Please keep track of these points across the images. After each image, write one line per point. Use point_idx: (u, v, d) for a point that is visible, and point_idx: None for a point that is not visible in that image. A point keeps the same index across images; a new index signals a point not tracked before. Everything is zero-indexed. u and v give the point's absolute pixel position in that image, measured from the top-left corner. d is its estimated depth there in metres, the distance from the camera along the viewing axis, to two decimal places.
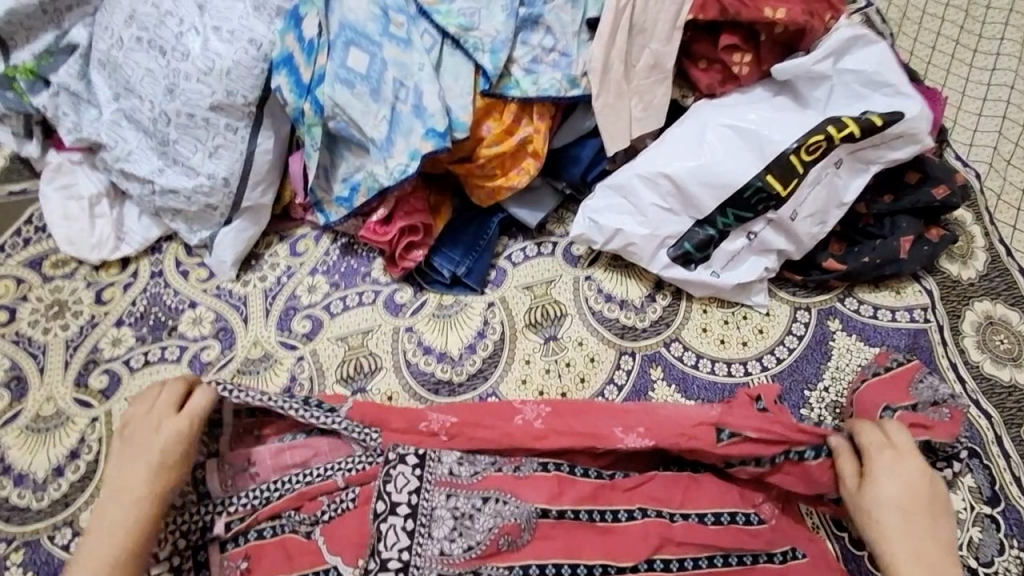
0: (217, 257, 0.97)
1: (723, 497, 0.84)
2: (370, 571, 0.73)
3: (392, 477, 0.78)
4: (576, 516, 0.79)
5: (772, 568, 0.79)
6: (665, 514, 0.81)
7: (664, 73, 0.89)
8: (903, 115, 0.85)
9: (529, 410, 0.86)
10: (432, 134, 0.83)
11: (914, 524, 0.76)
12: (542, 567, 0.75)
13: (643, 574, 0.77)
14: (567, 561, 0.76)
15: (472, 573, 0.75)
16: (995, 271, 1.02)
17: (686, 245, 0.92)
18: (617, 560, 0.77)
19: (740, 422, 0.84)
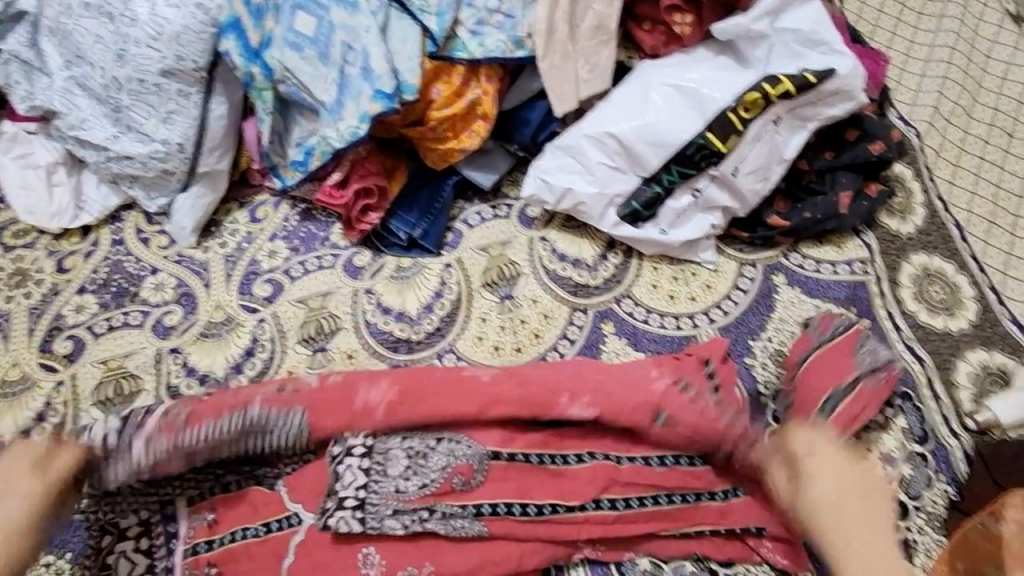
0: (177, 223, 0.99)
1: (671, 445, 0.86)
2: (326, 510, 0.76)
3: (340, 473, 0.78)
4: (526, 459, 0.82)
5: (715, 506, 0.84)
6: (612, 458, 0.84)
7: (608, 34, 0.92)
8: (837, 71, 0.88)
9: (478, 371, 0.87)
10: (380, 96, 0.85)
11: (841, 493, 0.78)
12: (494, 505, 0.79)
13: (590, 513, 0.81)
14: (518, 501, 0.80)
15: (426, 510, 0.78)
16: (933, 225, 1.07)
17: (633, 203, 0.95)
18: (565, 500, 0.81)
19: (680, 409, 0.84)
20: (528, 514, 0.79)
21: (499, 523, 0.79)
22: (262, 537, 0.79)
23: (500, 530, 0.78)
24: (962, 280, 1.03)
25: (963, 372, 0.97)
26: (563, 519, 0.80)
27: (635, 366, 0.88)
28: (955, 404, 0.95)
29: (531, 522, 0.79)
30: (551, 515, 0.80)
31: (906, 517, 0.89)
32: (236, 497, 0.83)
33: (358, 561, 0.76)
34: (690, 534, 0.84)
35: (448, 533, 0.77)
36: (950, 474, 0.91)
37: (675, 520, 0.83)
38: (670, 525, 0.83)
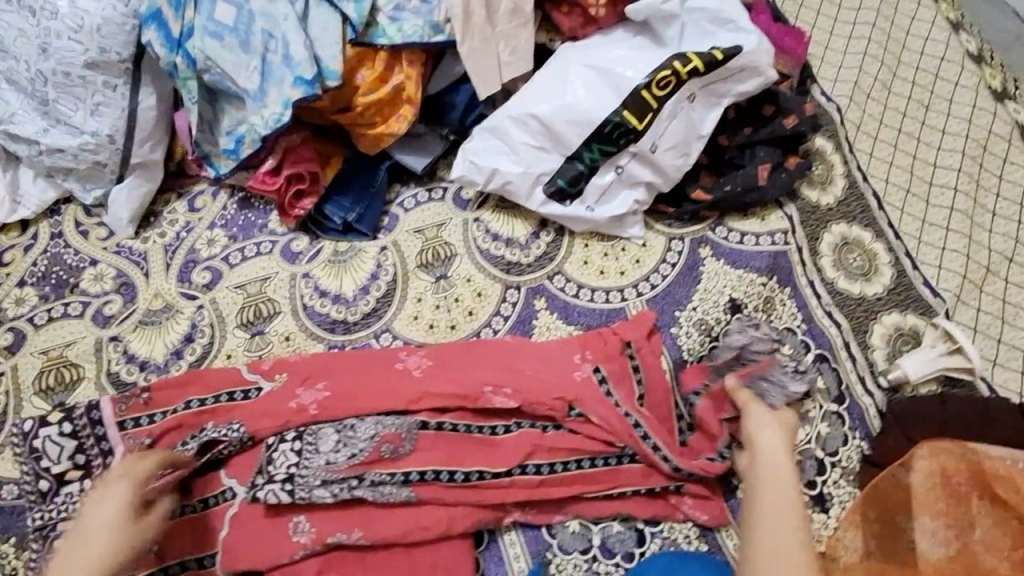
0: (113, 214, 1.01)
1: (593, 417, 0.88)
2: (256, 485, 0.80)
3: (273, 457, 0.82)
4: (454, 428, 0.86)
5: (637, 467, 0.88)
6: (538, 425, 0.88)
7: (525, 17, 0.95)
8: (742, 47, 0.92)
9: (411, 356, 0.90)
10: (301, 82, 0.88)
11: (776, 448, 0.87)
12: (422, 472, 0.82)
13: (516, 477, 0.85)
14: (445, 468, 0.83)
15: (356, 478, 0.81)
16: (852, 196, 1.11)
17: (559, 181, 0.98)
18: (491, 466, 0.84)
19: (594, 405, 0.88)
20: (455, 480, 0.83)
21: (427, 488, 0.82)
22: (199, 513, 0.82)
23: (427, 495, 0.82)
24: (879, 247, 1.08)
25: (878, 334, 1.01)
26: (489, 484, 0.84)
27: (561, 356, 0.92)
28: (870, 364, 1.00)
29: (458, 488, 0.83)
30: (477, 481, 0.84)
31: (822, 472, 0.94)
32: (165, 477, 0.84)
33: (289, 530, 0.80)
34: (614, 495, 0.87)
35: (376, 500, 0.81)
36: (864, 429, 0.96)
37: (598, 481, 0.87)
38: (594, 488, 0.87)
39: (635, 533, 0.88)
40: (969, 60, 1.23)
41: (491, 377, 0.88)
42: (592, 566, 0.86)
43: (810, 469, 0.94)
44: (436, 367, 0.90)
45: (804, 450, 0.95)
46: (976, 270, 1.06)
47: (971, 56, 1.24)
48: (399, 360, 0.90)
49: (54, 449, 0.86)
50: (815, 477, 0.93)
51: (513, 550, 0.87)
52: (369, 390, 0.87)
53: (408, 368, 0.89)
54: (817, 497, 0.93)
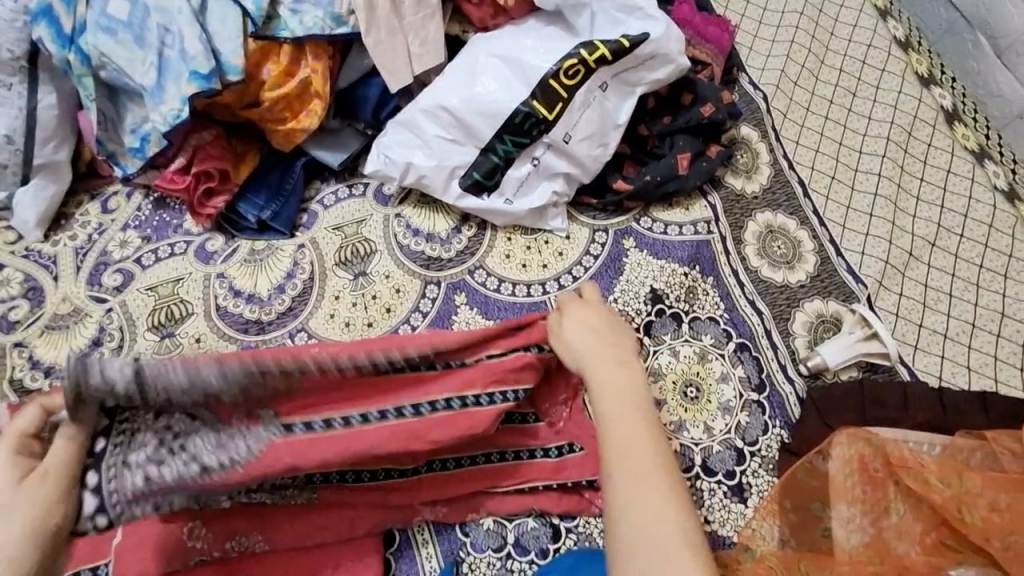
0: (19, 218, 0.98)
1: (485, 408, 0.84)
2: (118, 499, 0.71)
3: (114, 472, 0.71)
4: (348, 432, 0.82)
5: (550, 461, 0.89)
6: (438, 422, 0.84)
7: (432, 7, 0.94)
8: (650, 35, 0.91)
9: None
10: (197, 77, 0.86)
11: (617, 381, 0.81)
12: (323, 477, 0.80)
13: (423, 475, 0.85)
14: (351, 470, 0.81)
15: (252, 485, 0.77)
16: (778, 183, 1.11)
17: (475, 174, 0.97)
18: (398, 465, 0.82)
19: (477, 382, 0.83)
20: (362, 481, 0.82)
21: (332, 490, 0.81)
22: None
23: (330, 496, 0.81)
24: (804, 234, 1.07)
25: (800, 321, 1.01)
26: (396, 483, 0.84)
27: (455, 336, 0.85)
28: (791, 351, 0.99)
29: (362, 488, 0.83)
30: (384, 480, 0.83)
31: (741, 462, 0.93)
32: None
33: (183, 536, 0.77)
34: (525, 489, 0.88)
35: (276, 502, 0.79)
36: (784, 418, 0.96)
37: (508, 474, 0.87)
38: (505, 483, 0.87)
39: (550, 528, 0.88)
40: (896, 46, 1.23)
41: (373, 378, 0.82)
42: (505, 564, 0.86)
43: (729, 460, 0.93)
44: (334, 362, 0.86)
45: (723, 440, 0.94)
46: (899, 256, 1.06)
47: (899, 42, 1.23)
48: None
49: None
50: (734, 467, 0.93)
51: (425, 549, 0.87)
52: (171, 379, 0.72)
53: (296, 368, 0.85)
54: (735, 487, 0.92)
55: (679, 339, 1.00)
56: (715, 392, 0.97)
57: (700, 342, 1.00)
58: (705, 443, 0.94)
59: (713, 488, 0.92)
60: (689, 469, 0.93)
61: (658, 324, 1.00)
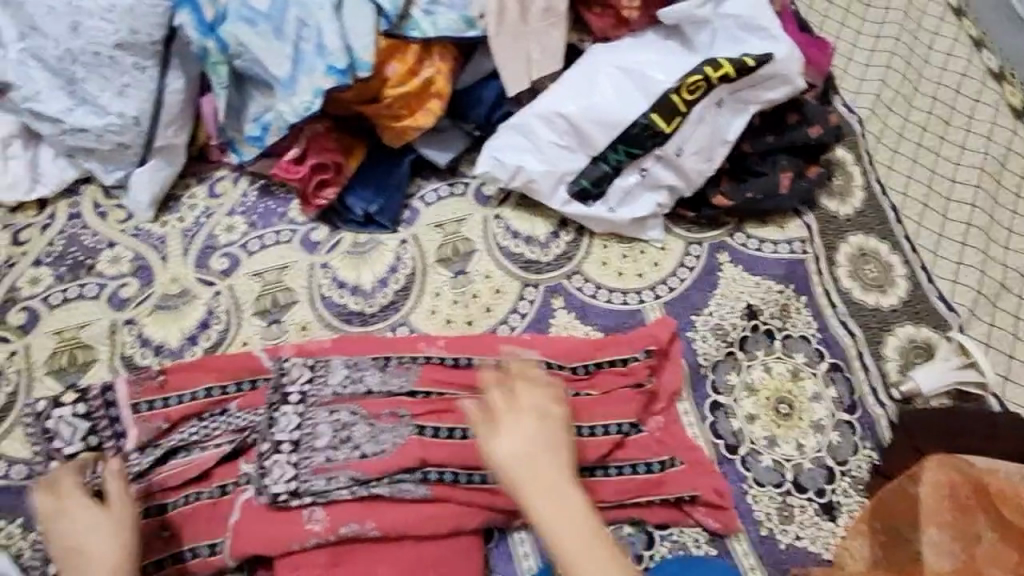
0: (133, 198, 1.00)
1: (580, 412, 0.90)
2: (262, 453, 0.84)
3: (277, 419, 0.86)
4: (462, 434, 0.86)
5: (651, 475, 0.90)
6: None
7: (557, 16, 0.95)
8: (773, 55, 0.93)
9: (430, 346, 0.94)
10: (333, 71, 0.88)
11: (564, 501, 0.73)
12: (440, 473, 0.84)
13: None
14: (465, 469, 0.85)
15: (376, 479, 0.83)
16: (870, 207, 1.12)
17: (583, 182, 0.99)
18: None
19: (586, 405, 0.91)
20: (473, 483, 0.85)
21: (446, 488, 0.84)
22: (215, 499, 0.84)
23: (444, 494, 0.84)
24: (896, 259, 1.08)
25: (892, 345, 1.02)
26: (503, 488, 0.86)
27: (567, 351, 0.96)
28: (883, 375, 1.00)
29: (474, 489, 0.85)
30: (491, 483, 0.85)
31: (831, 481, 0.95)
32: (186, 464, 0.85)
33: (303, 518, 0.82)
34: (627, 502, 0.89)
35: (392, 495, 0.83)
36: (874, 439, 0.97)
37: (610, 488, 0.88)
38: (607, 496, 0.88)
39: (645, 535, 0.89)
40: (990, 77, 1.24)
41: (482, 381, 0.92)
42: None
43: (820, 478, 0.95)
44: (449, 361, 0.92)
45: (814, 457, 0.96)
46: (990, 286, 1.08)
47: (993, 73, 1.24)
48: (407, 356, 0.92)
49: (68, 430, 0.86)
50: (825, 485, 0.94)
51: (521, 549, 0.88)
52: (329, 359, 0.90)
53: (411, 364, 0.91)
54: (826, 505, 0.94)
55: (772, 355, 1.01)
56: (807, 409, 0.98)
57: (792, 359, 1.01)
58: (797, 459, 0.95)
59: (804, 505, 0.93)
60: (780, 484, 0.94)
61: (752, 339, 1.02)
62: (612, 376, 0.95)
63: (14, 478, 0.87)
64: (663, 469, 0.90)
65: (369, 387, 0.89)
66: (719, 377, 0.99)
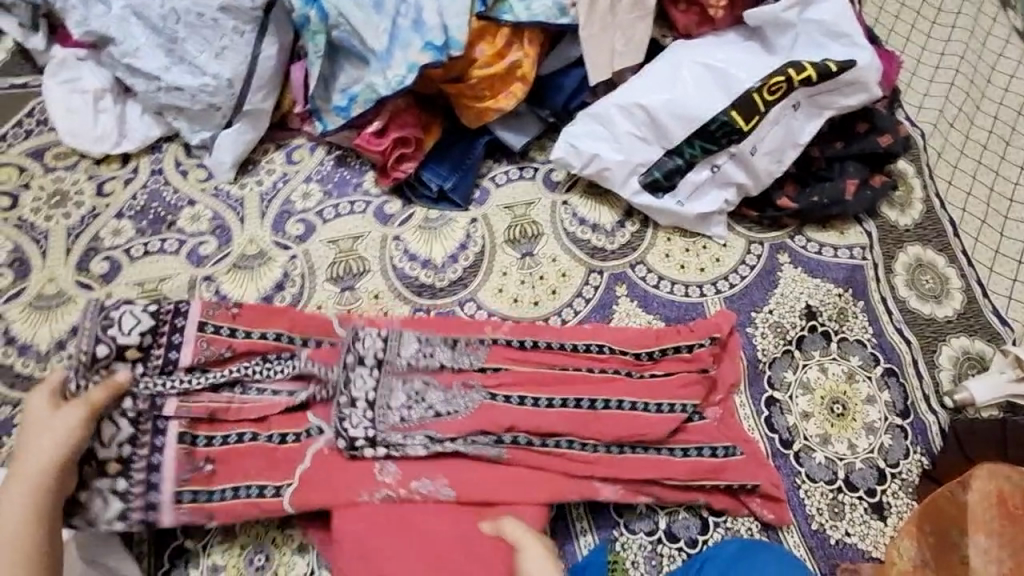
0: (216, 158, 1.03)
1: (647, 392, 0.92)
2: (342, 404, 0.87)
3: (352, 378, 0.88)
4: (535, 403, 0.90)
5: (713, 461, 0.91)
6: (613, 403, 0.90)
7: (646, 10, 0.98)
8: (856, 62, 0.96)
9: (496, 330, 0.96)
10: (430, 48, 0.92)
11: None
12: (515, 437, 0.88)
13: (599, 457, 0.89)
14: (538, 436, 0.88)
15: (452, 438, 0.87)
16: (929, 220, 1.13)
17: (655, 173, 1.01)
18: (581, 437, 0.88)
19: (654, 388, 0.93)
20: (547, 446, 0.88)
21: (521, 451, 0.87)
22: (273, 446, 0.87)
23: (518, 456, 0.87)
24: (952, 272, 1.10)
25: (946, 354, 1.04)
26: (577, 458, 0.88)
27: (630, 336, 0.97)
28: (936, 384, 1.02)
29: (547, 453, 0.88)
30: (563, 450, 0.88)
31: (882, 482, 0.97)
32: (244, 405, 0.88)
33: (375, 470, 0.85)
34: (693, 484, 0.91)
35: (470, 453, 0.87)
36: (926, 445, 0.99)
37: (679, 469, 0.90)
38: (675, 475, 0.90)
39: (699, 520, 0.92)
40: None
41: (550, 360, 0.94)
42: (655, 548, 0.91)
43: (871, 478, 0.97)
44: (515, 344, 0.94)
45: (866, 458, 0.98)
46: None
47: None
48: (475, 337, 0.94)
49: (132, 321, 0.87)
50: (875, 485, 0.97)
51: (579, 523, 0.92)
52: (399, 332, 0.92)
53: (479, 344, 0.93)
54: (875, 504, 0.96)
55: (828, 356, 1.03)
56: (861, 411, 1.00)
57: (848, 362, 1.03)
58: (849, 459, 0.98)
59: (854, 503, 0.95)
60: (831, 481, 0.96)
61: (809, 339, 1.04)
62: (678, 362, 0.97)
63: None
64: (728, 455, 0.92)
65: (441, 362, 0.91)
66: (774, 371, 1.02)
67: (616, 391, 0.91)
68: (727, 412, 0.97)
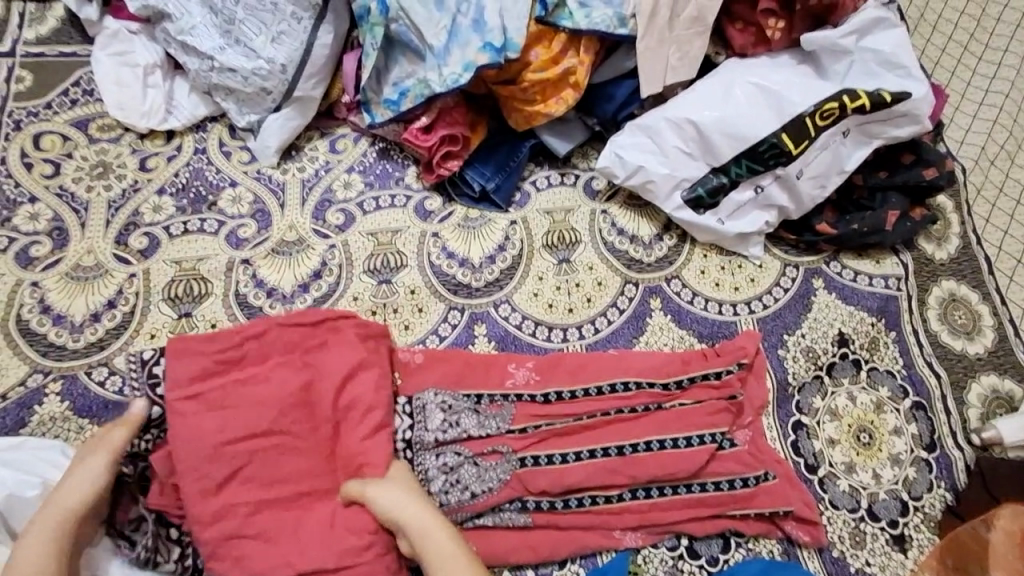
0: (262, 142, 1.03)
1: (675, 425, 0.93)
2: None
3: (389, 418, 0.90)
4: (563, 459, 0.90)
5: (746, 490, 0.92)
6: (638, 447, 0.91)
7: (704, 26, 0.98)
8: (911, 94, 0.95)
9: (519, 369, 0.96)
10: (488, 49, 0.91)
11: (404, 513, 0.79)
12: (539, 501, 0.89)
13: (627, 502, 0.91)
14: (570, 495, 0.90)
15: (486, 508, 0.89)
16: (965, 255, 1.13)
17: (700, 190, 1.01)
18: (607, 490, 0.90)
19: (681, 428, 0.93)
20: (583, 505, 0.90)
21: (556, 516, 0.90)
22: None
23: (543, 521, 0.89)
24: (985, 309, 1.10)
25: (975, 392, 1.04)
26: (603, 509, 0.90)
27: (657, 366, 0.97)
28: (963, 419, 1.02)
29: (579, 512, 0.90)
30: (589, 506, 0.90)
31: (904, 514, 0.97)
32: None
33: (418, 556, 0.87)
34: (724, 513, 0.92)
35: (496, 524, 0.89)
36: (950, 481, 0.99)
37: (708, 504, 0.92)
38: (706, 509, 0.92)
39: (721, 539, 0.93)
40: None
41: (576, 409, 0.94)
42: (677, 563, 0.91)
43: (894, 510, 0.97)
44: (539, 398, 0.94)
45: (890, 489, 0.98)
46: None
47: None
48: (497, 394, 0.94)
49: None
50: (898, 517, 0.97)
51: None
52: (424, 401, 0.91)
53: (503, 402, 0.93)
54: (897, 536, 0.96)
55: (857, 385, 1.03)
56: (887, 442, 1.01)
57: (877, 392, 1.03)
58: (872, 489, 0.98)
59: (876, 533, 0.96)
60: (855, 509, 0.97)
61: (840, 366, 1.04)
62: (706, 390, 0.97)
63: (126, 395, 0.90)
64: (758, 482, 0.93)
65: (467, 431, 0.90)
66: (803, 399, 1.02)
67: (640, 431, 0.93)
68: (755, 443, 0.97)
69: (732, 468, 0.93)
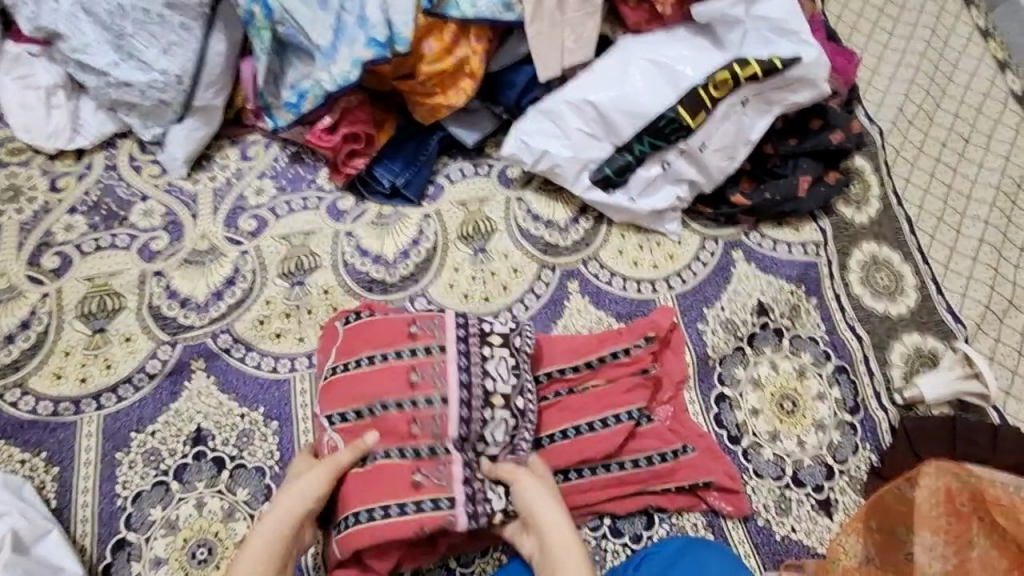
0: (169, 154, 1.03)
1: (590, 408, 0.93)
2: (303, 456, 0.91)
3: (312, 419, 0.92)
4: None
5: (664, 465, 0.92)
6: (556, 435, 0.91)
7: (594, 6, 0.99)
8: (802, 59, 0.95)
9: None
10: (374, 44, 0.92)
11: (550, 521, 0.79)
12: None
13: None
14: None
15: None
16: (886, 217, 1.13)
17: (606, 169, 1.01)
18: None
19: (596, 409, 0.93)
20: None
21: None
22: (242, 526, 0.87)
23: None
24: (907, 269, 1.10)
25: (898, 352, 1.04)
26: None
27: (573, 350, 0.96)
28: (887, 380, 1.02)
29: None
30: None
31: (830, 478, 0.97)
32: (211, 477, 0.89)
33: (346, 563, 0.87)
34: (645, 489, 0.92)
35: None
36: (875, 442, 0.99)
37: (628, 481, 0.92)
38: (626, 488, 0.92)
39: (645, 517, 0.93)
40: (1011, 100, 1.25)
41: None
42: (600, 543, 0.91)
43: (819, 474, 0.97)
44: None
45: (815, 454, 0.98)
46: (998, 303, 1.09)
47: (1015, 96, 1.26)
48: None
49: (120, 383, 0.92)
50: (823, 482, 0.96)
51: None
52: None
53: None
54: (822, 501, 0.96)
55: (780, 353, 1.03)
56: (811, 408, 1.00)
57: (800, 358, 1.03)
58: (797, 455, 0.98)
59: (801, 499, 0.95)
60: (779, 477, 0.96)
61: (761, 336, 1.04)
62: (620, 369, 0.95)
63: (39, 413, 0.91)
64: (677, 457, 0.93)
65: None
66: (724, 371, 1.01)
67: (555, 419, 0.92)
68: (676, 417, 0.96)
69: (653, 445, 0.93)
